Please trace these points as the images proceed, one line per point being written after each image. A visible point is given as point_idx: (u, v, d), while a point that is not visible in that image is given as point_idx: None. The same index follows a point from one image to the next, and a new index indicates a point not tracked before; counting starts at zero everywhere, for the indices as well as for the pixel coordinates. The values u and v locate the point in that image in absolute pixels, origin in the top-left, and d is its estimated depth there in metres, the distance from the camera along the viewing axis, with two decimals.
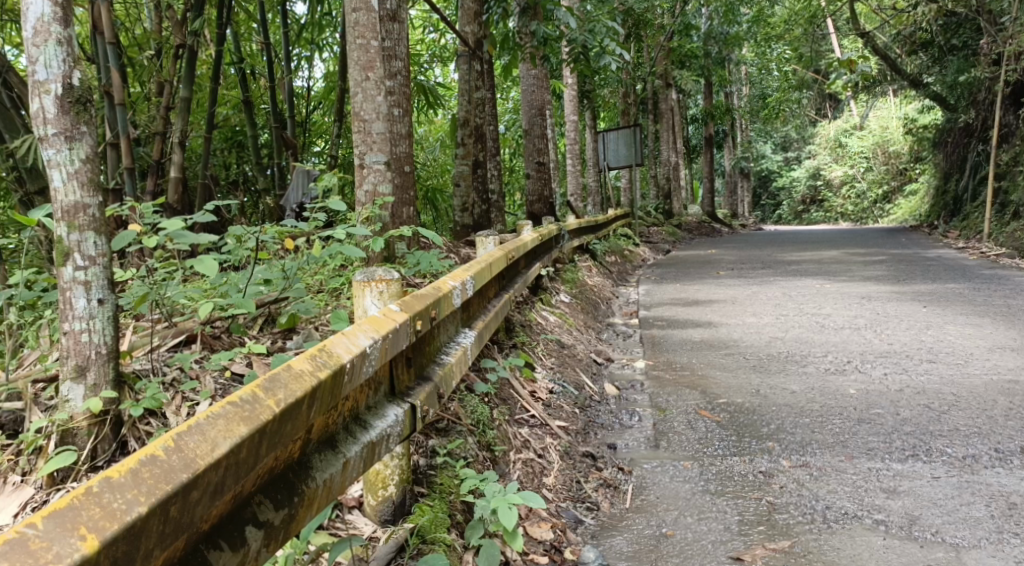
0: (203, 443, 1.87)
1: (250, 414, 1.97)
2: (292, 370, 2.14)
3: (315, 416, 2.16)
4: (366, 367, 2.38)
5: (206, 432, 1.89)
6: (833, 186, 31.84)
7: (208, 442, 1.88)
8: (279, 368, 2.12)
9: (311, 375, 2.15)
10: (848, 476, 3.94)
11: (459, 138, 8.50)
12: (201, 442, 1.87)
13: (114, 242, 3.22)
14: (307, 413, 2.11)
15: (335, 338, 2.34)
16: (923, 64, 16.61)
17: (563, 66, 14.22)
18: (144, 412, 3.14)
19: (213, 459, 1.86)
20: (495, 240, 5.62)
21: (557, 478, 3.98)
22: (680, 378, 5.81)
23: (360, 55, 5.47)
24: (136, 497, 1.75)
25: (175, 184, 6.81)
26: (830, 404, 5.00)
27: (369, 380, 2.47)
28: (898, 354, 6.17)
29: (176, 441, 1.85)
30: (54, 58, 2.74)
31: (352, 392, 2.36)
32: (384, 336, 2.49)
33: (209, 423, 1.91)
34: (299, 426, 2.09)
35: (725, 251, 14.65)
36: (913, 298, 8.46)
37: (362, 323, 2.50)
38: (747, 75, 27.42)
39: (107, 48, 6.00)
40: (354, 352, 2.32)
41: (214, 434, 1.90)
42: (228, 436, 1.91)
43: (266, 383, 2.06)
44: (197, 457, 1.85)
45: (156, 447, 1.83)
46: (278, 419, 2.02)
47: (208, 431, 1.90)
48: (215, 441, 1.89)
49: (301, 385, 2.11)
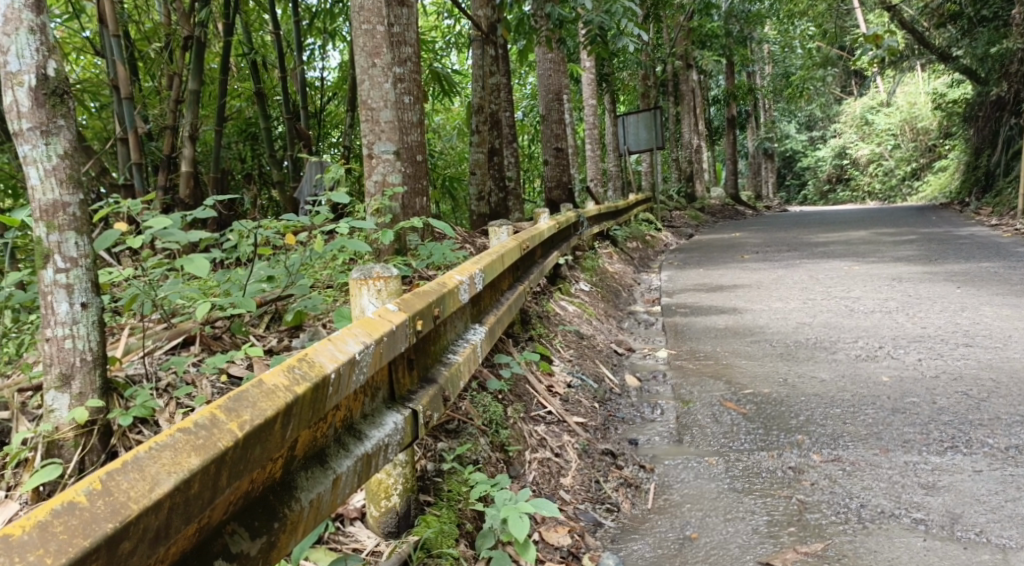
0: (143, 481, 1.70)
1: (203, 443, 1.80)
2: (262, 387, 1.97)
3: (293, 434, 2.00)
4: (355, 375, 2.21)
5: (146, 468, 1.72)
6: (860, 164, 31.35)
7: (148, 480, 1.71)
8: (248, 385, 1.95)
9: (283, 391, 1.98)
10: (884, 471, 3.73)
11: (474, 125, 8.31)
12: (138, 480, 1.70)
13: (97, 242, 3.07)
14: (279, 434, 1.95)
15: (319, 345, 2.17)
16: (952, 37, 16.18)
17: (581, 49, 13.97)
18: (134, 420, 3.06)
19: (152, 500, 1.69)
20: (509, 229, 5.42)
21: (575, 478, 3.80)
22: (703, 368, 5.61)
23: (366, 41, 5.29)
24: (41, 558, 1.57)
25: (187, 178, 6.66)
26: (862, 393, 4.78)
27: (362, 388, 2.31)
28: (932, 338, 5.93)
29: (104, 484, 1.68)
30: (27, 47, 2.66)
31: (342, 402, 2.20)
32: (377, 339, 2.32)
33: (150, 457, 1.74)
34: (270, 448, 1.92)
35: (750, 234, 14.39)
36: (946, 278, 8.19)
37: (354, 326, 2.33)
38: (769, 54, 27.00)
39: (112, 41, 5.84)
40: (339, 360, 2.15)
41: (156, 470, 1.73)
42: (172, 472, 1.74)
43: (229, 403, 1.89)
44: (129, 501, 1.67)
45: (79, 492, 1.66)
46: (239, 446, 1.84)
47: (148, 467, 1.73)
48: (156, 478, 1.71)
49: (270, 404, 1.94)
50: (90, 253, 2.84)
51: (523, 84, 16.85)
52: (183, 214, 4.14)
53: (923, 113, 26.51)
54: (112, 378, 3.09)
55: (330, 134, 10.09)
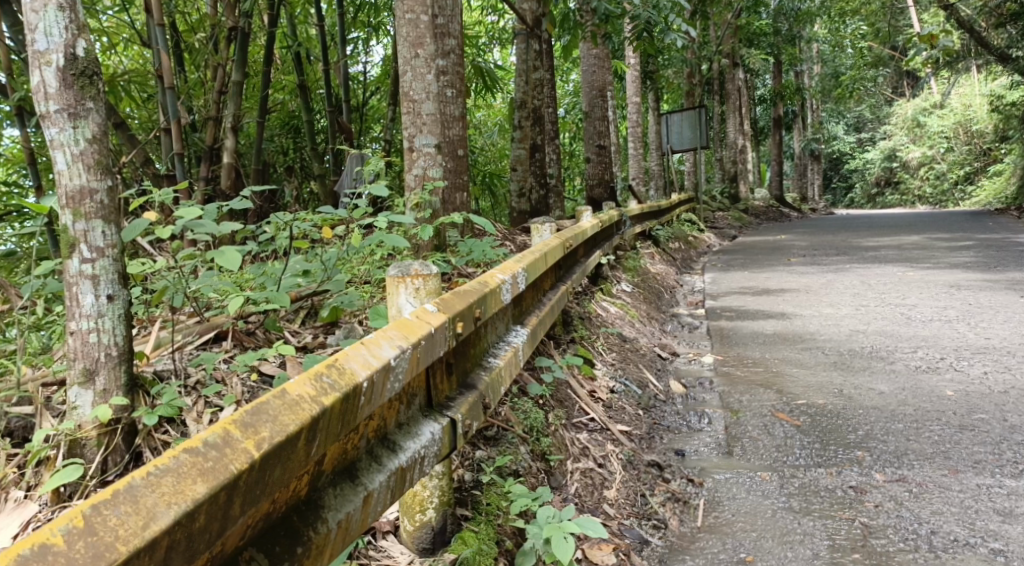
0: (137, 515, 1.57)
1: (210, 468, 1.66)
2: (284, 398, 1.82)
3: (317, 451, 1.85)
4: (390, 382, 2.05)
5: (142, 499, 1.59)
6: (909, 167, 30.67)
7: (143, 514, 1.57)
8: (267, 397, 1.80)
9: (308, 404, 1.83)
10: (954, 495, 3.56)
11: (517, 121, 8.12)
12: (131, 515, 1.57)
13: (125, 231, 2.93)
14: (303, 450, 1.80)
15: (352, 349, 2.02)
16: (1010, 37, 15.70)
17: (626, 46, 13.71)
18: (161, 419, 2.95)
19: (146, 538, 1.55)
20: (553, 227, 5.23)
21: (619, 491, 3.61)
22: (752, 376, 5.37)
23: (409, 31, 5.15)
24: None
25: (228, 170, 6.56)
26: (925, 408, 4.54)
27: (397, 396, 2.15)
28: (995, 350, 5.65)
29: (94, 519, 1.55)
30: (55, 25, 2.59)
31: (374, 412, 2.05)
32: (415, 343, 2.16)
33: (147, 485, 1.60)
34: (289, 470, 1.77)
35: (796, 236, 14.03)
36: (1006, 287, 7.85)
37: (390, 327, 2.18)
38: (818, 53, 26.43)
39: (157, 31, 5.74)
40: (373, 367, 2.00)
41: (154, 501, 1.59)
42: (171, 503, 1.60)
43: (246, 417, 1.75)
44: (118, 540, 1.54)
45: (63, 527, 1.53)
46: (253, 469, 1.70)
47: (145, 498, 1.59)
48: (153, 512, 1.58)
49: (293, 419, 1.79)
50: (118, 243, 2.75)
51: (566, 81, 16.64)
52: (219, 204, 4.02)
53: (977, 116, 25.73)
54: (140, 375, 3.00)
55: (372, 128, 9.93)
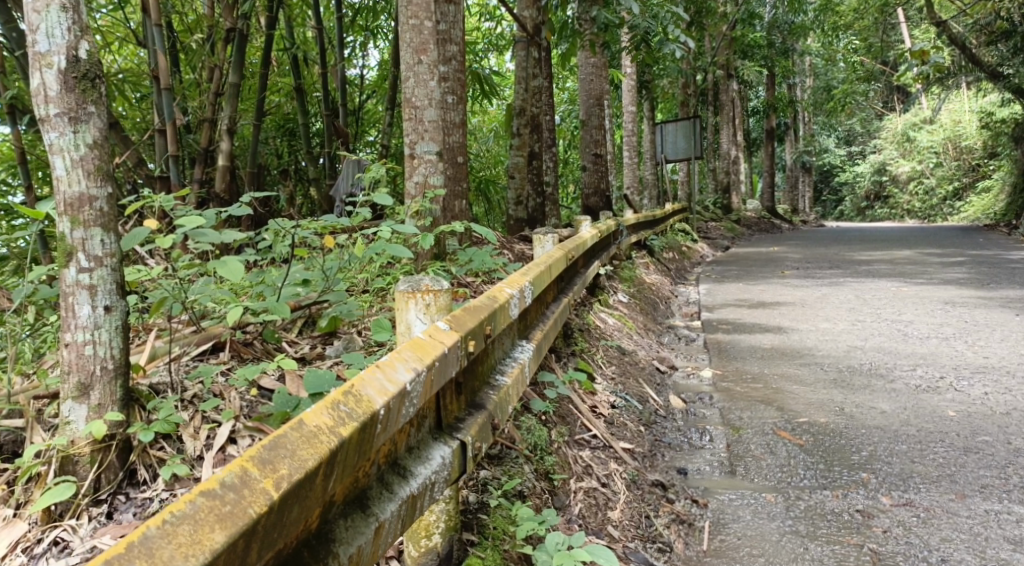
0: None
1: (227, 513, 1.65)
2: (301, 430, 1.82)
3: (332, 485, 1.84)
4: (404, 408, 2.05)
5: (157, 551, 1.58)
6: (899, 182, 30.75)
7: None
8: (284, 431, 1.79)
9: (326, 436, 1.82)
10: (963, 521, 3.50)
11: (515, 128, 8.03)
12: None
13: (125, 239, 2.87)
14: (319, 486, 1.80)
15: (367, 373, 2.01)
16: (1002, 55, 15.72)
17: (623, 55, 13.66)
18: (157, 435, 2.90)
19: None
20: (555, 237, 5.16)
21: (623, 512, 3.53)
22: (753, 392, 5.30)
23: (413, 37, 5.06)
24: None
25: (223, 172, 6.46)
26: (928, 428, 4.47)
27: (410, 420, 2.13)
28: (995, 369, 5.60)
29: None
30: (57, 27, 2.57)
31: (387, 439, 2.03)
32: (429, 365, 2.15)
33: (162, 535, 1.60)
34: (304, 509, 1.77)
35: (789, 248, 13.98)
36: (1002, 305, 7.81)
37: (403, 348, 2.16)
38: (811, 66, 26.45)
39: (154, 31, 5.65)
40: (388, 393, 1.99)
41: (170, 553, 1.58)
42: (188, 555, 1.59)
43: (263, 453, 1.75)
44: None
45: None
46: (270, 512, 1.69)
47: (160, 550, 1.58)
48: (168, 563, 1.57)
49: (310, 453, 1.78)
50: (117, 252, 2.74)
51: (562, 88, 16.58)
52: (217, 210, 3.93)
53: (966, 132, 25.81)
54: (137, 388, 2.95)
55: (367, 132, 9.83)
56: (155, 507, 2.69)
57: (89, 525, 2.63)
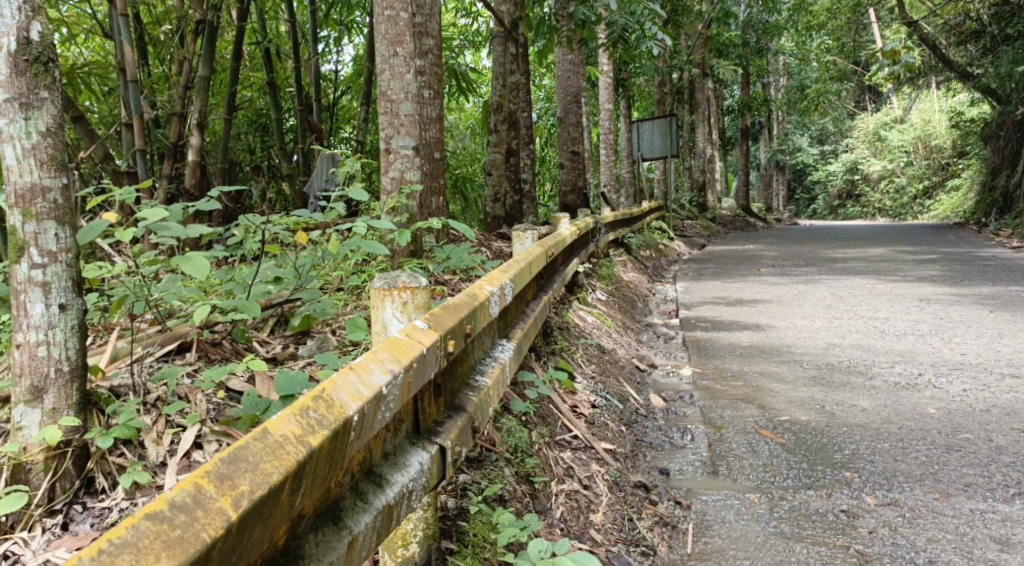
0: None
1: (178, 536, 1.52)
2: (266, 440, 1.70)
3: (299, 500, 1.72)
4: (380, 413, 1.94)
5: None
6: (871, 180, 30.97)
7: None
8: (245, 442, 1.68)
9: (293, 446, 1.71)
10: (948, 520, 3.44)
11: (492, 124, 7.90)
12: None
13: (82, 233, 2.72)
14: (285, 502, 1.68)
15: (340, 377, 1.90)
16: (972, 55, 15.75)
17: (600, 53, 13.58)
18: (117, 441, 2.76)
19: None
20: (534, 234, 5.05)
21: (605, 515, 3.44)
22: (733, 390, 5.22)
23: (388, 28, 4.93)
24: None
25: (193, 168, 6.28)
26: (910, 426, 4.40)
27: (386, 425, 2.02)
28: (973, 366, 5.56)
29: None
30: (7, 6, 2.42)
31: (360, 448, 1.91)
32: (406, 367, 2.04)
33: (106, 560, 1.47)
34: (265, 525, 1.64)
35: (765, 246, 13.96)
36: (976, 302, 7.79)
37: (379, 349, 2.05)
38: (785, 66, 26.52)
39: (120, 21, 5.49)
40: (363, 398, 1.88)
41: None
42: None
43: (220, 468, 1.63)
44: None
45: None
46: (227, 534, 1.57)
47: None
48: None
49: (275, 466, 1.67)
50: (74, 248, 2.61)
51: (539, 85, 16.48)
52: (184, 205, 3.77)
53: (936, 131, 25.98)
54: (94, 391, 2.81)
55: (342, 129, 9.66)
56: (114, 517, 2.56)
57: (43, 537, 2.49)
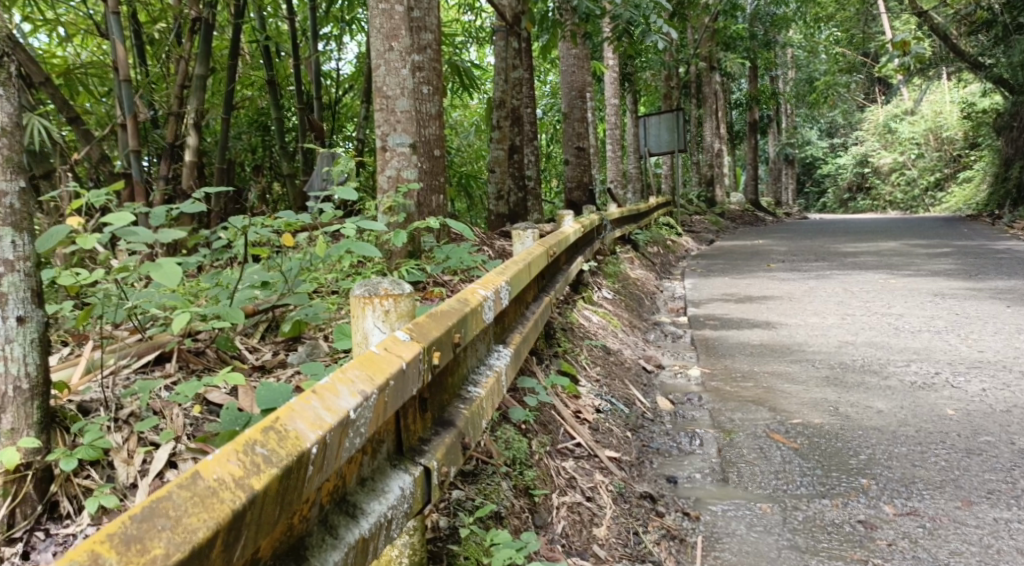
0: None
1: None
2: (196, 487, 1.53)
3: (240, 551, 1.55)
4: (346, 440, 1.79)
5: None
6: (882, 173, 30.68)
7: None
8: (168, 491, 1.51)
9: (229, 492, 1.54)
10: (971, 531, 3.26)
11: (494, 121, 7.73)
12: None
13: (41, 241, 2.63)
14: (220, 558, 1.51)
15: (298, 404, 1.75)
16: (983, 45, 15.50)
17: (606, 47, 13.41)
18: (82, 462, 2.63)
19: None
20: (535, 232, 4.89)
21: (610, 529, 3.27)
22: (743, 392, 5.04)
23: (383, 22, 4.77)
24: None
25: (190, 168, 6.13)
26: (928, 429, 4.23)
27: (359, 450, 1.88)
28: (991, 365, 5.37)
29: None
30: None
31: (322, 482, 1.75)
32: (381, 387, 1.90)
33: None
34: None
35: (774, 241, 13.77)
36: (992, 296, 7.60)
37: (351, 367, 1.91)
38: (793, 58, 26.30)
39: (112, 19, 5.33)
40: (321, 427, 1.73)
41: None
42: None
43: (137, 523, 1.46)
44: None
45: None
46: None
47: None
48: None
49: (203, 519, 1.49)
50: (32, 256, 2.47)
51: (544, 82, 16.31)
52: (168, 206, 3.63)
53: (947, 122, 25.67)
54: (59, 408, 2.68)
55: (344, 127, 9.50)
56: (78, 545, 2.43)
57: None
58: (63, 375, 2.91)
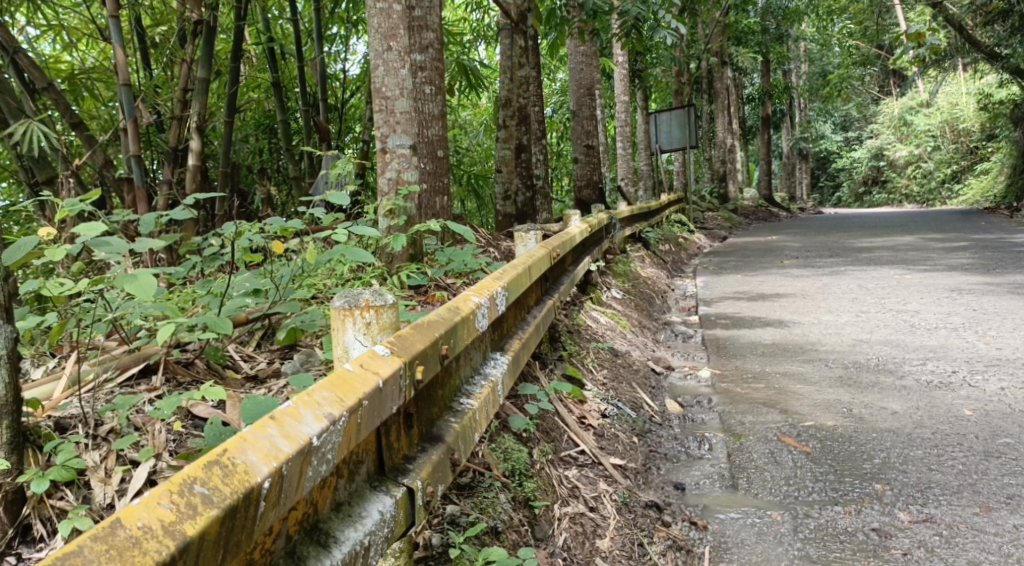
0: None
1: None
2: (116, 537, 1.47)
3: None
4: (308, 469, 1.74)
5: None
6: (897, 166, 30.34)
7: None
8: (78, 546, 1.44)
9: (153, 543, 1.48)
10: (990, 539, 3.13)
11: (500, 120, 7.62)
12: None
13: (6, 254, 2.58)
14: None
15: (251, 433, 1.69)
16: (999, 35, 15.22)
17: (615, 44, 13.26)
18: (56, 482, 2.58)
19: None
20: (537, 234, 4.79)
21: (613, 540, 3.17)
22: (755, 394, 4.91)
23: (382, 21, 4.65)
24: None
25: (193, 172, 6.03)
26: (945, 431, 4.10)
27: (328, 477, 1.83)
28: (1011, 362, 5.22)
29: None
30: None
31: (280, 516, 1.70)
32: (351, 409, 1.85)
33: None
34: None
35: (788, 236, 13.57)
36: (1011, 291, 7.42)
37: (321, 387, 1.87)
38: (806, 52, 26.02)
39: (111, 23, 5.23)
40: (273, 460, 1.67)
41: None
42: None
43: None
44: None
45: None
46: None
47: None
48: None
49: None
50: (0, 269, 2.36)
51: (553, 79, 16.14)
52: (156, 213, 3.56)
53: (963, 115, 25.34)
54: (32, 429, 2.64)
55: (350, 129, 9.41)
56: None
57: None
58: (44, 390, 2.89)
